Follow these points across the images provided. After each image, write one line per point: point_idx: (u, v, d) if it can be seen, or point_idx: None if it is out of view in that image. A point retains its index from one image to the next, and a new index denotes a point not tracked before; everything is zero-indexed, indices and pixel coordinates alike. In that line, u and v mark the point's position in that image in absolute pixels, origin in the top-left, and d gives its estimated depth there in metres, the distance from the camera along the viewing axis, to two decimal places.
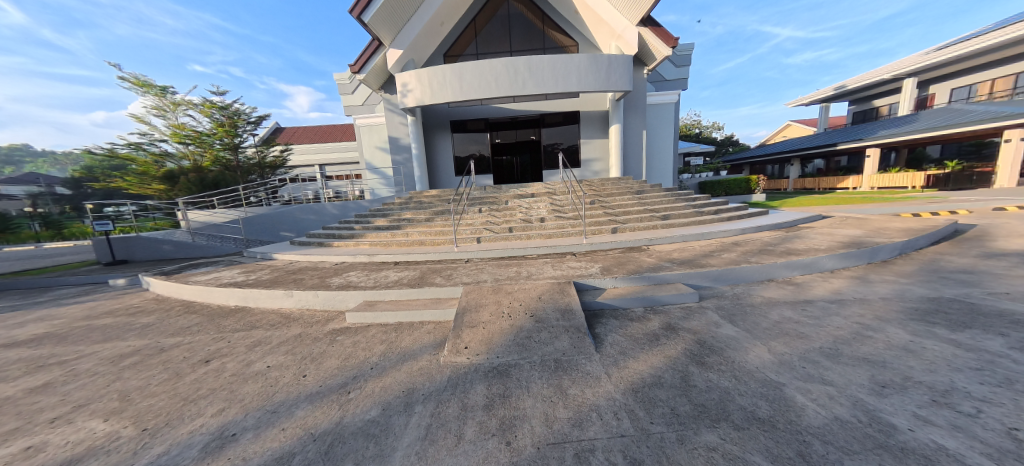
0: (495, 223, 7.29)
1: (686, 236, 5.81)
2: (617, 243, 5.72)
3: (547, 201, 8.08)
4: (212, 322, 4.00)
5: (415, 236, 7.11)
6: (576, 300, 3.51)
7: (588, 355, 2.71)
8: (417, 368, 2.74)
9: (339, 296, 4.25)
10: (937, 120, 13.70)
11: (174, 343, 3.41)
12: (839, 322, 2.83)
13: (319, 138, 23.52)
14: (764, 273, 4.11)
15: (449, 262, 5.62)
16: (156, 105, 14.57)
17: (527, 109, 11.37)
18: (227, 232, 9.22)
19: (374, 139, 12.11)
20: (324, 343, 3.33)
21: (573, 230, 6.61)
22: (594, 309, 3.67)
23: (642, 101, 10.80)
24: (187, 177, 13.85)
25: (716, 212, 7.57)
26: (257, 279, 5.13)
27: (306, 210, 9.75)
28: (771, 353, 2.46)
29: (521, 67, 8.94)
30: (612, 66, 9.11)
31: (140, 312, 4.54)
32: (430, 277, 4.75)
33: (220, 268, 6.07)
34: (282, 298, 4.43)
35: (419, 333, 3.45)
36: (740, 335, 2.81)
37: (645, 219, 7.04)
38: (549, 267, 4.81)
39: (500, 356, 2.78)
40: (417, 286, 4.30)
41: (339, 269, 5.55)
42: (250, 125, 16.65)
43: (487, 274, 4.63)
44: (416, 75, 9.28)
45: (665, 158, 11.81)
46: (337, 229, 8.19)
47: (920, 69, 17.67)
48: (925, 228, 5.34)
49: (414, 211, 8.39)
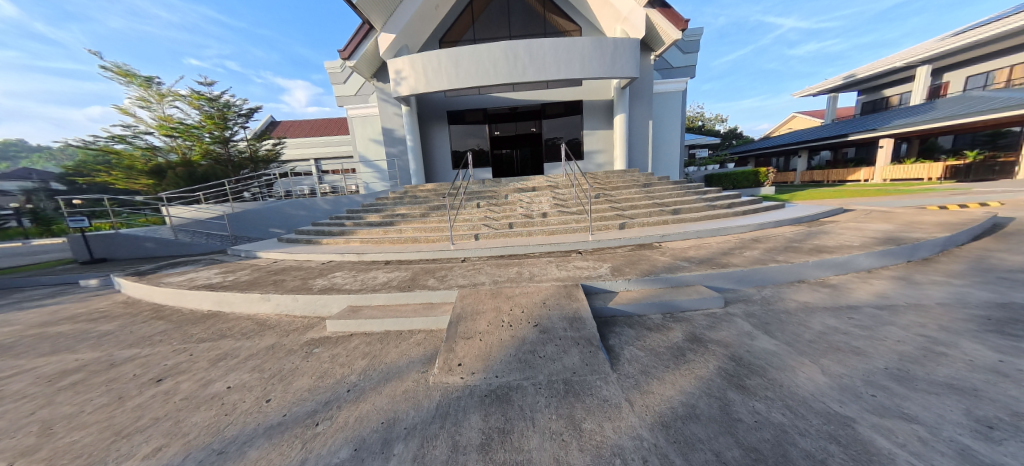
0: (494, 218, 6.87)
1: (700, 232, 5.36)
2: (626, 240, 5.29)
3: (549, 194, 7.61)
4: (178, 330, 3.58)
5: (409, 233, 6.70)
6: (585, 306, 3.15)
7: (602, 376, 2.31)
8: (401, 389, 2.35)
9: (321, 300, 3.84)
10: (955, 109, 13.20)
11: (128, 356, 2.98)
12: (897, 334, 2.41)
13: (315, 132, 23.10)
14: (793, 273, 3.68)
15: (443, 262, 5.17)
16: (141, 96, 14.00)
17: (527, 98, 10.89)
18: (214, 228, 8.86)
19: (368, 132, 11.60)
20: (297, 357, 2.91)
21: (577, 226, 6.14)
22: (604, 316, 3.25)
23: (648, 89, 10.27)
24: (176, 171, 13.37)
25: (729, 206, 7.11)
26: (234, 280, 4.69)
27: (296, 205, 9.30)
28: (826, 376, 2.03)
29: (521, 52, 8.42)
30: (618, 51, 8.59)
31: (103, 318, 4.10)
32: (422, 278, 4.32)
33: (199, 268, 5.65)
34: (259, 303, 4.01)
35: (407, 344, 3.06)
36: (781, 350, 2.39)
37: (653, 213, 6.61)
38: (553, 267, 4.38)
39: (499, 375, 2.38)
40: (407, 290, 3.88)
41: (325, 269, 5.10)
42: (241, 119, 16.43)
43: (484, 276, 4.21)
44: (411, 62, 8.75)
45: (672, 150, 11.30)
46: (327, 225, 7.87)
47: (934, 56, 17.19)
48: (964, 222, 4.90)
49: (408, 206, 7.98)
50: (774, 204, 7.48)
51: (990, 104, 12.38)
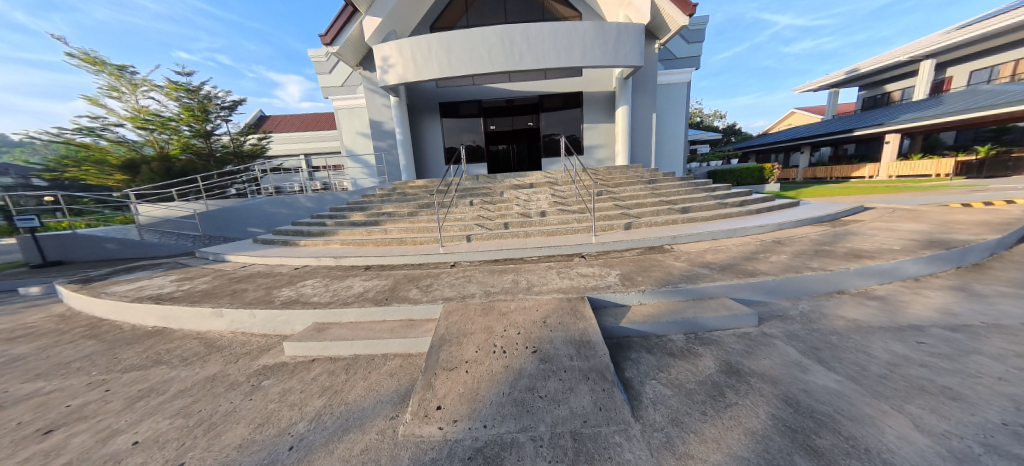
0: (489, 217, 6.33)
1: (714, 233, 4.86)
2: (633, 243, 4.77)
3: (547, 191, 7.07)
4: (106, 354, 2.99)
5: (396, 234, 6.13)
6: (594, 327, 2.63)
7: (621, 427, 1.79)
8: (361, 446, 1.82)
9: (283, 317, 3.27)
10: (964, 104, 12.83)
11: (25, 393, 2.39)
12: (993, 368, 1.90)
13: (305, 126, 22.33)
14: (833, 283, 3.17)
15: (431, 267, 4.62)
16: (112, 85, 13.17)
17: (524, 89, 10.29)
18: (186, 228, 8.23)
19: (356, 125, 11.01)
20: (237, 394, 2.33)
21: (579, 226, 5.62)
22: (616, 337, 2.74)
23: (652, 80, 9.72)
24: (151, 166, 12.62)
25: (741, 204, 6.62)
26: (188, 290, 4.09)
27: (276, 203, 8.67)
28: (924, 435, 1.51)
29: (517, 38, 7.82)
30: (621, 38, 8.02)
31: (25, 337, 3.48)
32: (403, 289, 3.75)
33: (155, 274, 5.03)
34: (211, 319, 3.42)
35: (379, 374, 2.52)
36: (848, 389, 1.87)
37: (660, 212, 6.10)
38: (553, 274, 3.86)
39: (489, 426, 1.86)
40: (383, 304, 3.31)
41: (296, 277, 4.52)
42: (223, 111, 15.64)
43: (474, 285, 3.66)
44: (398, 48, 8.11)
45: (675, 144, 10.77)
46: (308, 225, 7.28)
47: (939, 49, 16.83)
48: (1007, 222, 4.44)
49: (395, 204, 7.40)
50: (787, 202, 7.00)
51: (999, 98, 12.04)
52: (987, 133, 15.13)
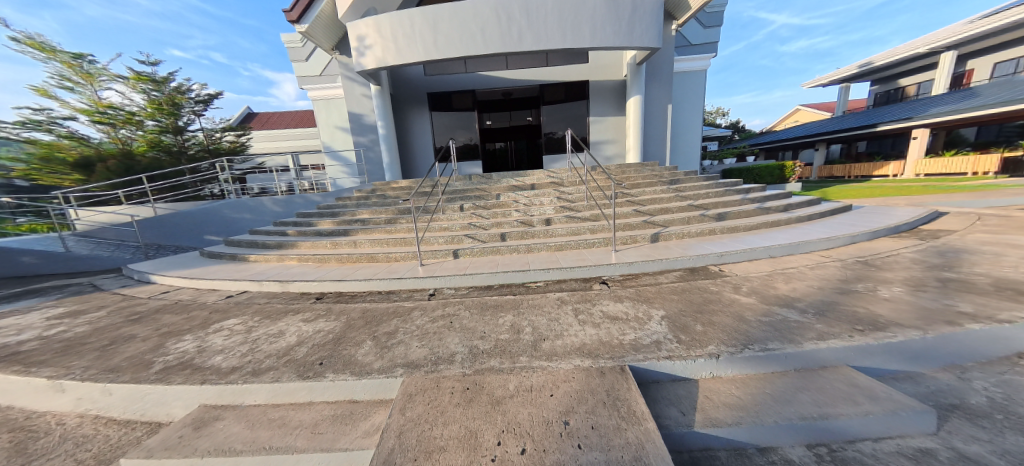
0: (483, 226, 5.20)
1: (773, 249, 3.75)
2: (670, 263, 3.64)
3: (553, 194, 5.93)
4: None
5: (367, 247, 4.97)
6: (658, 440, 1.49)
7: None
8: None
9: (155, 395, 2.09)
10: (1000, 96, 11.80)
11: None
12: None
13: (293, 124, 21.12)
14: (1014, 341, 2.02)
15: (402, 298, 3.45)
16: (66, 76, 11.89)
17: (523, 77, 9.12)
18: (129, 237, 7.01)
19: (334, 118, 9.83)
20: None
21: (595, 238, 4.49)
22: (689, 451, 1.59)
23: (668, 66, 8.59)
24: (108, 165, 11.33)
25: (785, 209, 5.51)
26: (54, 336, 2.90)
27: (238, 206, 7.50)
28: None
29: (516, 13, 6.65)
30: (636, 14, 6.87)
31: None
32: (352, 340, 2.58)
33: (42, 304, 3.82)
34: (50, 394, 2.23)
35: None
36: None
37: (692, 219, 4.97)
38: (570, 316, 2.70)
39: None
40: (312, 375, 2.13)
41: (217, 313, 3.32)
42: (196, 105, 14.42)
43: (457, 337, 2.47)
44: (376, 25, 6.92)
45: (692, 139, 9.65)
46: (267, 234, 6.10)
47: (961, 40, 15.87)
48: None
49: (372, 210, 6.24)
50: (838, 206, 5.88)
51: None
52: (1014, 128, 14.17)
